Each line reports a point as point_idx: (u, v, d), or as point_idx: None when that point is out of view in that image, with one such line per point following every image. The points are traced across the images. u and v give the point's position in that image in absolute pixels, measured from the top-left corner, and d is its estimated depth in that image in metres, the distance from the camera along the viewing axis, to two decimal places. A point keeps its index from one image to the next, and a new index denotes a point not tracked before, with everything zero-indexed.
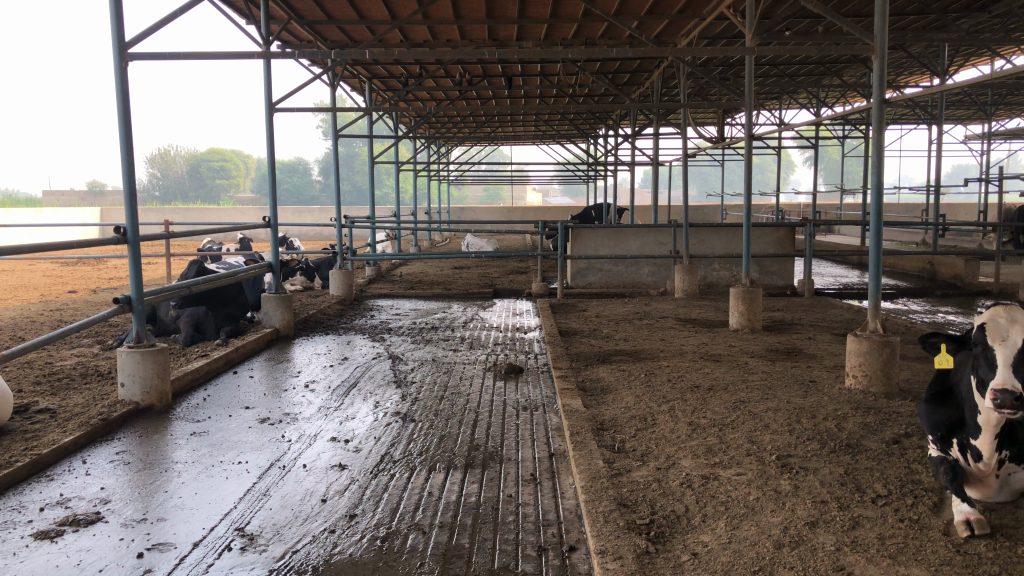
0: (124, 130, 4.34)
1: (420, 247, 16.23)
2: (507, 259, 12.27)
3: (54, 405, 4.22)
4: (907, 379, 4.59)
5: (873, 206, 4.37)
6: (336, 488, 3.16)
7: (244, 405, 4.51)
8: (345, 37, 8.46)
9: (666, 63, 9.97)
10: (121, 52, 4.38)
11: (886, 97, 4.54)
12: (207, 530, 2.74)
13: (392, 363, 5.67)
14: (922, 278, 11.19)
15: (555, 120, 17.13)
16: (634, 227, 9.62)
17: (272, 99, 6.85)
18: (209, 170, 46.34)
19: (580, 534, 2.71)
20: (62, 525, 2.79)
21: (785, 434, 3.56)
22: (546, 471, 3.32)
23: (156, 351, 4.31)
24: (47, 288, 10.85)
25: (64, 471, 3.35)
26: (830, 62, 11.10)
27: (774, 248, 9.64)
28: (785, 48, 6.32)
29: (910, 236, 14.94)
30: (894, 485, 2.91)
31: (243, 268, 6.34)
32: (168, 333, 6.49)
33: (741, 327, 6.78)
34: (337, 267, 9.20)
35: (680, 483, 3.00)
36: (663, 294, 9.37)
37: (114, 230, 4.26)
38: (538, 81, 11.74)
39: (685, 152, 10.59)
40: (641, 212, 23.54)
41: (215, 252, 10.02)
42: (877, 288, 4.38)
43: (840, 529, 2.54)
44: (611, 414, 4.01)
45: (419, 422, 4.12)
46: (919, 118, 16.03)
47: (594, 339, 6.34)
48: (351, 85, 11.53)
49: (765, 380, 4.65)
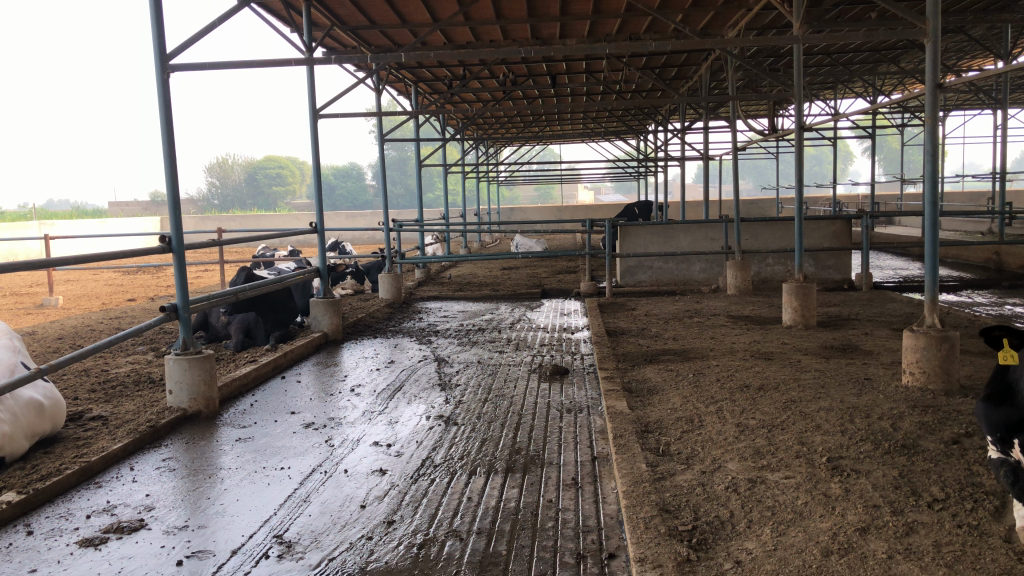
0: (167, 141, 4.41)
1: (470, 249, 16.28)
2: (556, 259, 12.21)
3: (107, 412, 4.30)
4: (969, 376, 4.40)
5: (929, 195, 4.19)
6: (376, 493, 3.15)
7: (290, 410, 4.54)
8: (388, 41, 8.51)
9: (713, 56, 9.79)
10: (162, 63, 4.44)
11: (940, 82, 4.35)
12: (246, 538, 2.75)
13: (438, 365, 5.66)
14: (988, 269, 10.79)
15: (603, 117, 17.01)
16: (683, 223, 9.47)
17: (316, 106, 6.90)
18: (265, 178, 47.27)
19: (621, 541, 2.64)
20: (106, 533, 2.82)
21: (837, 434, 3.43)
22: (588, 475, 3.26)
23: (202, 357, 4.36)
24: (108, 297, 11.13)
25: (112, 478, 3.41)
26: (885, 49, 10.79)
27: (830, 242, 9.38)
28: (835, 35, 6.14)
29: (975, 226, 14.42)
30: (952, 488, 2.77)
31: (290, 274, 6.39)
32: (219, 339, 6.59)
33: (794, 323, 6.61)
34: (386, 270, 9.25)
35: (726, 488, 2.91)
36: (715, 291, 9.19)
37: (159, 239, 4.31)
38: (583, 79, 11.65)
39: (736, 146, 10.40)
40: (693, 208, 23.25)
41: (268, 258, 10.17)
42: (935, 281, 4.20)
43: (893, 536, 2.42)
44: (656, 416, 3.92)
45: (462, 425, 4.09)
46: (982, 102, 15.46)
47: (642, 338, 6.23)
48: (398, 90, 11.60)
49: (818, 379, 4.50)
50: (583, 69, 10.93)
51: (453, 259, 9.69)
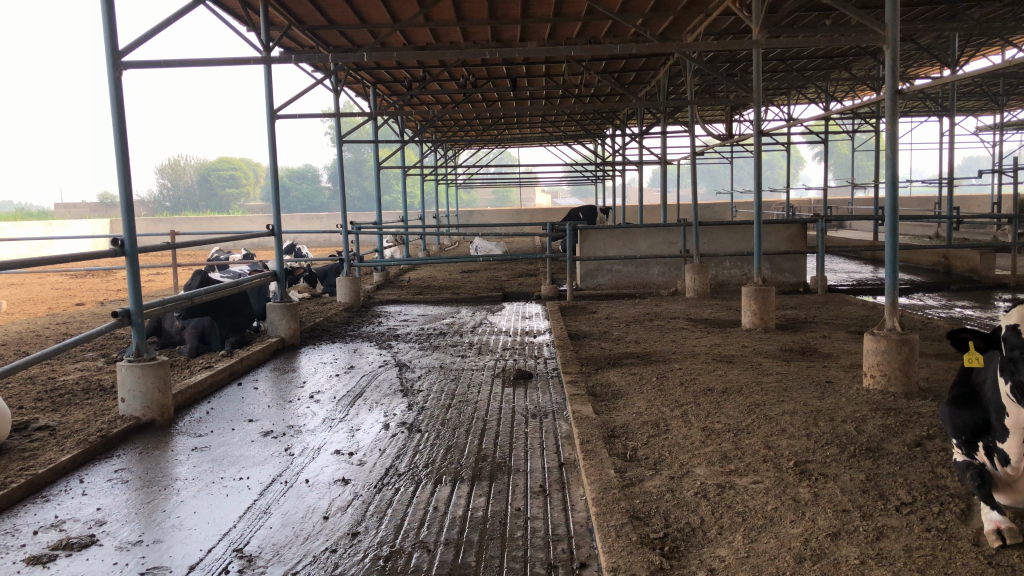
0: (120, 141, 4.26)
1: (428, 252, 16.15)
2: (515, 262, 12.18)
3: (54, 422, 4.14)
4: (927, 378, 4.46)
5: (887, 200, 4.24)
6: (339, 503, 3.06)
7: (248, 418, 4.42)
8: (347, 41, 8.40)
9: (672, 60, 9.86)
10: (114, 60, 4.30)
11: (900, 88, 4.39)
12: (205, 552, 2.65)
13: (399, 371, 5.57)
14: (938, 272, 11.02)
15: (562, 121, 17.05)
16: (643, 226, 9.50)
17: (273, 106, 6.76)
18: (219, 179, 46.50)
19: (592, 549, 2.60)
20: (55, 549, 2.70)
21: (802, 438, 3.44)
22: (556, 481, 3.22)
23: (157, 364, 4.23)
24: (55, 301, 10.80)
25: (61, 491, 3.27)
26: (839, 56, 10.98)
27: (786, 245, 9.49)
28: (793, 40, 6.21)
29: (924, 230, 14.76)
30: (918, 491, 2.78)
31: (247, 277, 6.25)
32: (173, 344, 6.45)
33: (754, 326, 6.65)
34: (344, 274, 9.11)
35: (695, 494, 2.89)
36: (674, 294, 9.24)
37: (111, 242, 4.17)
38: (543, 82, 11.66)
39: (693, 150, 10.48)
40: (650, 212, 23.42)
41: (222, 261, 9.97)
42: (895, 284, 4.24)
43: (863, 541, 2.42)
44: (622, 420, 3.89)
45: (425, 432, 4.02)
46: (930, 109, 15.83)
47: (604, 342, 6.22)
48: (355, 90, 11.47)
49: (780, 382, 4.52)
50: (543, 73, 10.93)
51: (412, 263, 9.57)
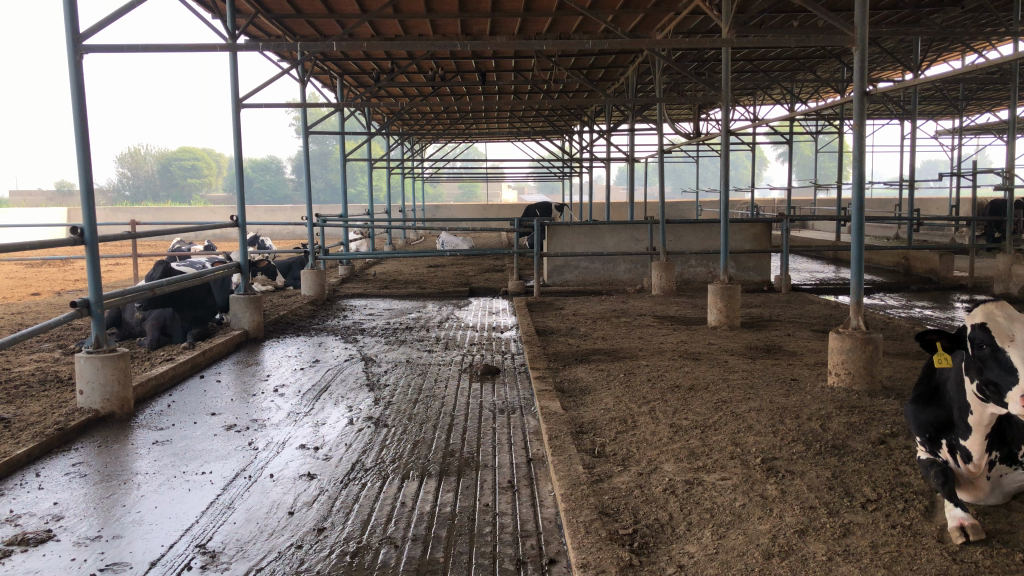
0: (80, 127, 4.15)
1: (395, 246, 16.04)
2: (482, 257, 12.14)
3: (9, 414, 4.03)
4: (890, 377, 4.52)
5: (854, 200, 4.29)
6: (304, 499, 3.02)
7: (210, 411, 4.34)
8: (314, 31, 8.30)
9: (641, 58, 9.90)
10: (75, 44, 4.19)
11: (867, 89, 4.44)
12: (166, 548, 2.59)
13: (365, 365, 5.51)
14: (898, 272, 11.21)
15: (530, 116, 17.03)
16: (610, 223, 9.53)
17: (239, 95, 6.65)
18: (180, 169, 45.77)
19: (561, 545, 2.59)
20: (9, 545, 2.62)
21: (769, 435, 3.47)
22: (524, 477, 3.21)
23: (116, 356, 4.14)
24: (10, 291, 10.53)
25: (16, 485, 3.17)
26: (805, 57, 11.11)
27: (751, 244, 9.59)
28: (762, 40, 6.26)
29: (885, 232, 15.00)
30: (883, 488, 2.82)
31: (210, 269, 6.14)
32: (133, 336, 6.32)
33: (719, 324, 6.70)
34: (309, 267, 9.00)
35: (663, 490, 2.89)
36: (640, 291, 9.28)
37: (69, 230, 4.06)
38: (512, 77, 11.63)
39: (662, 149, 10.53)
40: (616, 209, 23.51)
41: (184, 252, 9.81)
42: (860, 284, 4.29)
43: (830, 537, 2.44)
44: (590, 416, 3.89)
45: (392, 427, 3.98)
46: (891, 112, 16.09)
47: (571, 338, 6.22)
48: (322, 81, 11.34)
49: (747, 379, 4.56)
50: (512, 67, 10.90)
51: (378, 257, 9.49)
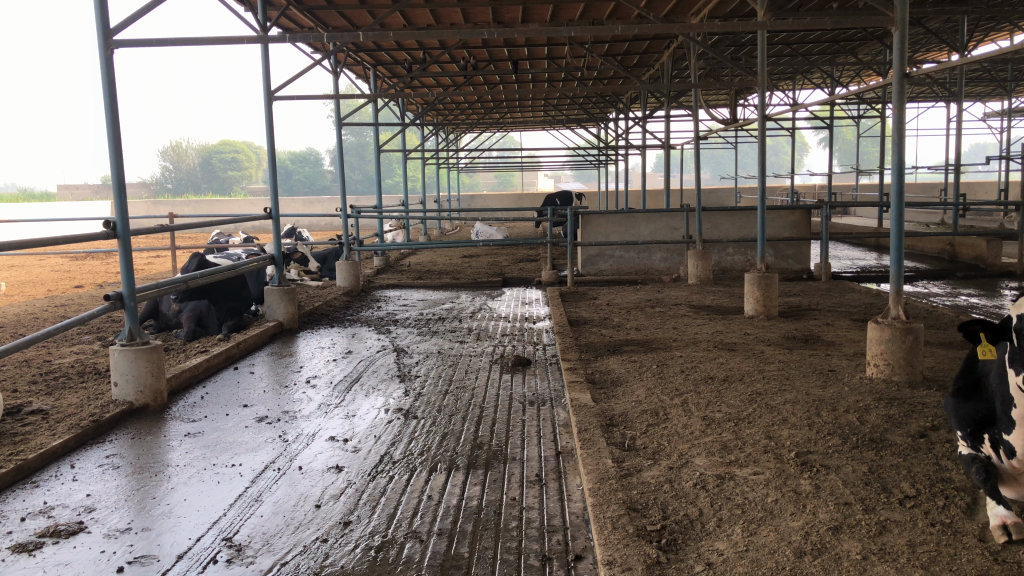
0: (111, 120, 4.19)
1: (430, 236, 16.05)
2: (516, 247, 12.09)
3: (48, 406, 4.09)
4: (932, 367, 4.39)
5: (893, 185, 4.16)
6: (331, 492, 3.01)
7: (243, 403, 4.37)
8: (346, 22, 8.31)
9: (676, 43, 9.74)
10: (105, 39, 4.22)
11: (908, 71, 4.30)
12: (193, 541, 2.60)
13: (397, 356, 5.51)
14: (943, 259, 10.94)
15: (565, 104, 16.92)
16: (645, 211, 9.42)
17: (271, 87, 6.68)
18: (221, 162, 46.35)
19: (587, 541, 2.55)
20: (41, 537, 2.65)
21: (804, 428, 3.38)
22: (552, 471, 3.17)
23: (150, 349, 4.18)
24: (54, 284, 10.76)
25: (50, 477, 3.22)
26: (844, 40, 10.87)
27: (789, 232, 9.41)
28: (798, 22, 6.10)
29: (929, 218, 14.66)
30: (922, 484, 2.73)
31: (244, 261, 6.17)
32: (170, 328, 6.38)
33: (756, 314, 6.58)
34: (344, 258, 9.04)
35: (694, 485, 2.83)
36: (676, 280, 9.16)
37: (103, 224, 4.10)
38: (545, 65, 11.55)
39: (698, 135, 10.37)
40: (653, 197, 23.31)
41: (222, 244, 9.92)
42: (900, 272, 4.17)
43: (866, 535, 2.36)
44: (621, 408, 3.84)
45: (421, 419, 3.96)
46: (937, 94, 15.66)
47: (604, 329, 6.16)
48: (355, 72, 11.36)
49: (783, 370, 4.46)
50: (545, 55, 10.82)
51: (412, 247, 9.47)
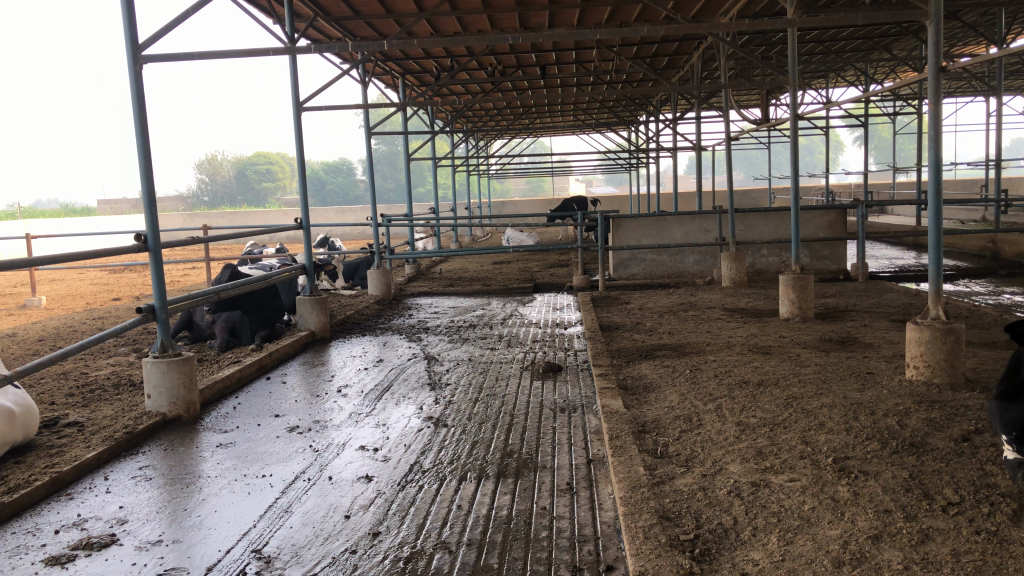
0: (141, 134, 4.24)
1: (461, 244, 16.07)
2: (547, 252, 12.04)
3: (83, 418, 4.13)
4: (974, 368, 4.27)
5: (931, 182, 4.06)
6: (361, 502, 3.00)
7: (275, 413, 4.38)
8: (373, 31, 8.35)
9: (705, 44, 9.65)
10: (134, 54, 4.26)
11: (944, 66, 4.19)
12: (223, 553, 2.60)
13: (428, 364, 5.50)
14: (984, 257, 10.69)
15: (595, 108, 16.85)
16: (676, 214, 9.34)
17: (300, 98, 6.72)
18: (256, 174, 46.91)
19: (619, 551, 2.50)
20: (74, 549, 2.66)
21: (842, 433, 3.30)
22: (583, 479, 3.12)
23: (182, 360, 4.21)
24: (93, 297, 10.93)
25: (84, 489, 3.24)
26: (878, 36, 10.70)
27: (825, 232, 9.26)
28: (829, 18, 6.00)
29: (970, 215, 14.35)
30: (966, 490, 2.63)
31: (276, 271, 6.20)
32: (204, 339, 6.44)
33: (792, 316, 6.47)
34: (375, 267, 9.06)
35: (728, 492, 2.77)
36: (709, 283, 9.05)
37: (134, 237, 4.14)
38: (574, 69, 11.51)
39: (729, 137, 10.24)
40: (686, 199, 23.14)
41: (255, 255, 10.01)
42: (939, 271, 4.06)
43: (907, 544, 2.28)
44: (653, 415, 3.78)
45: (451, 427, 3.94)
46: (976, 88, 15.34)
47: (637, 333, 6.09)
48: (384, 81, 11.42)
49: (819, 374, 4.37)
50: (573, 59, 10.78)
51: (443, 255, 9.47)
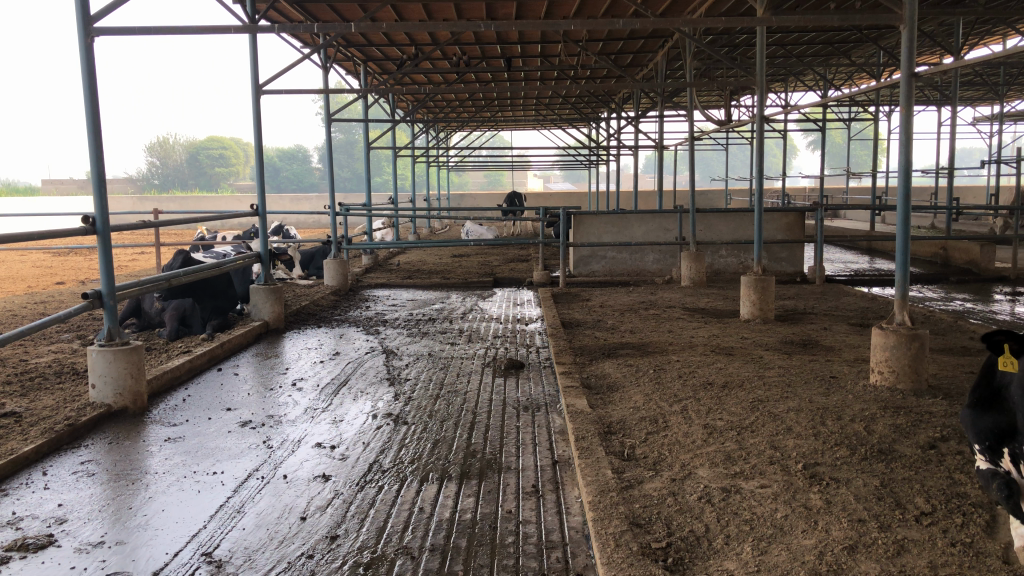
0: (91, 110, 4.03)
1: (418, 236, 15.93)
2: (506, 246, 11.96)
3: (21, 408, 3.92)
4: (935, 374, 4.29)
5: (900, 188, 4.05)
6: (318, 503, 2.87)
7: (226, 407, 4.21)
8: (335, 15, 8.15)
9: (671, 42, 9.64)
10: (85, 26, 4.05)
11: (915, 71, 4.18)
12: (171, 556, 2.45)
13: (386, 358, 5.36)
14: (936, 263, 10.89)
15: (557, 103, 16.80)
16: (638, 212, 9.31)
17: (259, 80, 6.50)
18: (208, 158, 45.89)
19: (588, 559, 2.41)
20: (8, 551, 2.49)
21: (810, 438, 3.25)
22: (549, 481, 3.03)
23: (129, 349, 4.02)
24: (35, 280, 10.52)
25: (21, 485, 3.05)
26: (839, 41, 10.82)
27: (784, 234, 9.31)
28: (799, 19, 5.98)
29: (920, 222, 14.64)
30: (937, 499, 2.61)
31: (230, 259, 5.99)
32: (152, 327, 6.21)
33: (752, 317, 6.47)
34: (332, 256, 8.88)
35: (698, 498, 2.70)
36: (669, 282, 9.04)
37: (81, 219, 3.92)
38: (538, 62, 11.44)
39: (691, 136, 10.24)
40: (644, 197, 23.26)
41: (207, 241, 9.72)
42: (905, 276, 4.06)
43: (883, 555, 2.24)
44: (618, 415, 3.71)
45: (412, 424, 3.82)
46: (930, 97, 15.62)
47: (599, 331, 6.02)
48: (345, 68, 11.20)
49: (783, 376, 4.34)
50: (538, 52, 10.71)
51: (401, 246, 9.29)
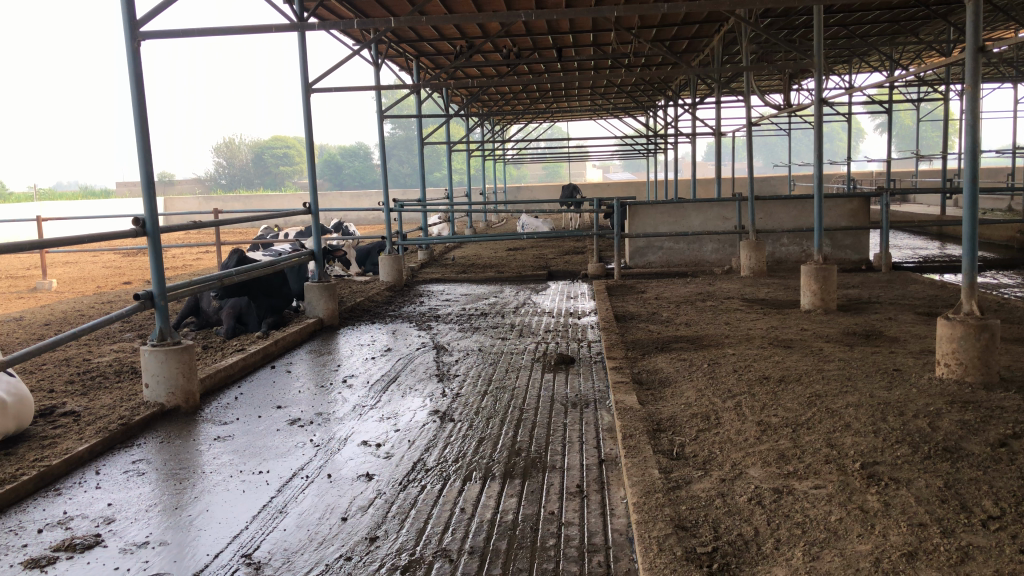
0: (138, 113, 4.08)
1: (475, 230, 15.95)
2: (562, 238, 11.88)
3: (80, 408, 4.00)
4: (1007, 367, 4.06)
5: (967, 170, 3.83)
6: (360, 503, 2.85)
7: (276, 405, 4.24)
8: (384, 11, 8.16)
9: (726, 26, 9.40)
10: (132, 30, 4.11)
11: (983, 47, 3.95)
12: (211, 557, 2.46)
13: (436, 354, 5.34)
14: (1012, 248, 10.41)
15: (612, 93, 16.61)
16: (695, 201, 9.11)
17: (308, 78, 6.53)
18: (273, 157, 46.75)
19: (631, 563, 2.33)
20: (55, 551, 2.53)
21: (870, 436, 3.11)
22: (594, 481, 2.96)
23: (180, 349, 4.07)
24: (104, 280, 10.83)
25: (74, 484, 3.11)
26: (905, 19, 10.41)
27: (847, 220, 9.01)
28: None
29: (995, 205, 14.05)
30: (1006, 502, 2.45)
31: (284, 257, 6.05)
32: (211, 325, 6.33)
33: (814, 308, 6.26)
34: (387, 252, 8.91)
35: (748, 500, 2.59)
36: (728, 272, 8.83)
37: (132, 221, 3.98)
38: (591, 52, 11.31)
39: (750, 122, 9.98)
40: (704, 186, 22.88)
41: (266, 240, 9.86)
42: (973, 263, 3.85)
43: (945, 564, 2.10)
44: (668, 412, 3.60)
45: (458, 422, 3.78)
46: (1006, 74, 14.95)
47: (653, 324, 5.91)
48: (398, 64, 11.25)
49: (844, 370, 4.17)
50: (591, 41, 10.58)
51: (456, 241, 9.27)
